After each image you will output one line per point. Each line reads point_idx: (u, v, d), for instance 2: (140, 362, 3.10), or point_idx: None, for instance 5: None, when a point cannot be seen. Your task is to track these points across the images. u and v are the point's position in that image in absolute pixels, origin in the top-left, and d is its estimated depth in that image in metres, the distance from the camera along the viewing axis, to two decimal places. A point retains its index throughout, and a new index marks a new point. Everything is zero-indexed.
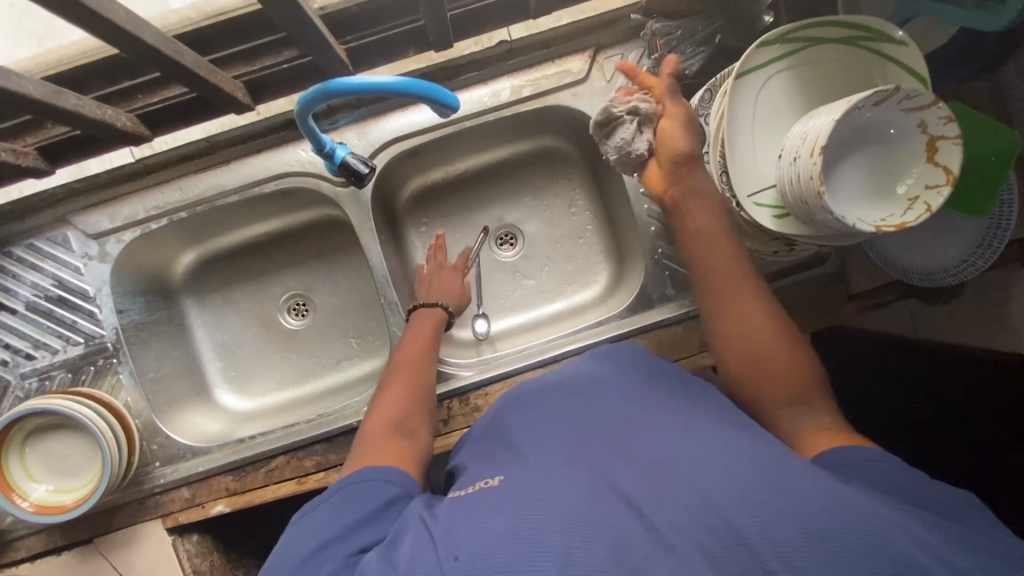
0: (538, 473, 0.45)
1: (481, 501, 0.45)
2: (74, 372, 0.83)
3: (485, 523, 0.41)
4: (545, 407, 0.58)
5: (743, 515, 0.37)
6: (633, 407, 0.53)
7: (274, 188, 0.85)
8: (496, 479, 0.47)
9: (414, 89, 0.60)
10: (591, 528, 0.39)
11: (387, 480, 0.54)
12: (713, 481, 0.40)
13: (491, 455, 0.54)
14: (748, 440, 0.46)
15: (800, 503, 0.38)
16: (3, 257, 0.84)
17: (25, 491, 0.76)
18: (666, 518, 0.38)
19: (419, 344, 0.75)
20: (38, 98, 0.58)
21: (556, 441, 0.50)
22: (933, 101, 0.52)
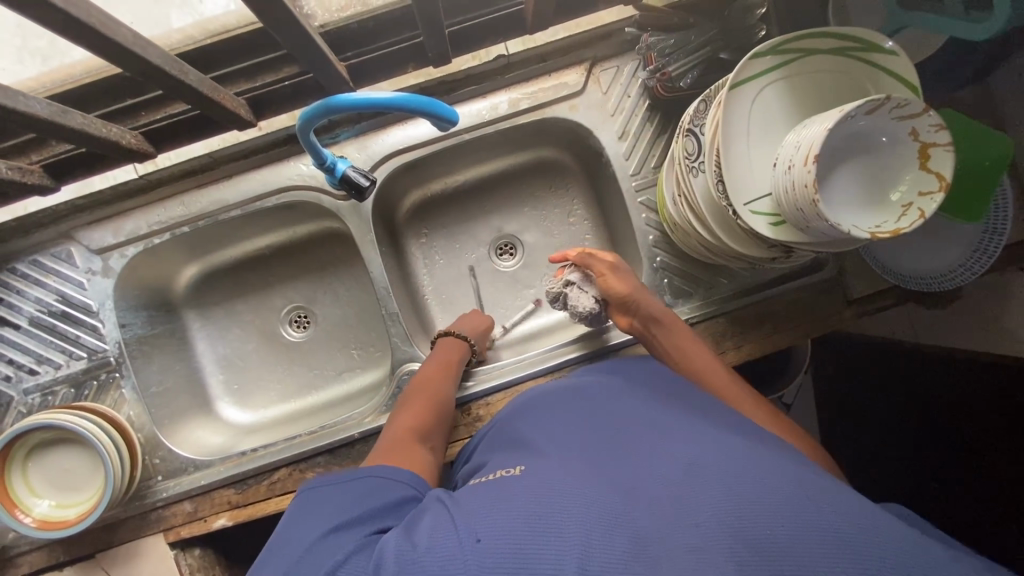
0: (562, 470, 0.45)
1: (505, 488, 0.45)
2: (76, 387, 0.84)
3: (506, 510, 0.41)
4: (567, 414, 0.58)
5: (771, 521, 0.37)
6: (655, 416, 0.53)
7: (276, 202, 0.86)
8: (518, 468, 0.48)
9: (414, 104, 0.61)
10: (613, 525, 0.38)
11: (403, 480, 0.55)
12: (741, 487, 0.39)
13: (510, 456, 0.54)
14: (777, 459, 0.45)
15: (830, 519, 0.37)
16: (7, 273, 0.85)
17: (27, 506, 0.76)
18: (693, 516, 0.38)
19: (439, 366, 0.79)
20: (45, 116, 0.59)
21: (579, 443, 0.50)
22: (924, 109, 0.53)
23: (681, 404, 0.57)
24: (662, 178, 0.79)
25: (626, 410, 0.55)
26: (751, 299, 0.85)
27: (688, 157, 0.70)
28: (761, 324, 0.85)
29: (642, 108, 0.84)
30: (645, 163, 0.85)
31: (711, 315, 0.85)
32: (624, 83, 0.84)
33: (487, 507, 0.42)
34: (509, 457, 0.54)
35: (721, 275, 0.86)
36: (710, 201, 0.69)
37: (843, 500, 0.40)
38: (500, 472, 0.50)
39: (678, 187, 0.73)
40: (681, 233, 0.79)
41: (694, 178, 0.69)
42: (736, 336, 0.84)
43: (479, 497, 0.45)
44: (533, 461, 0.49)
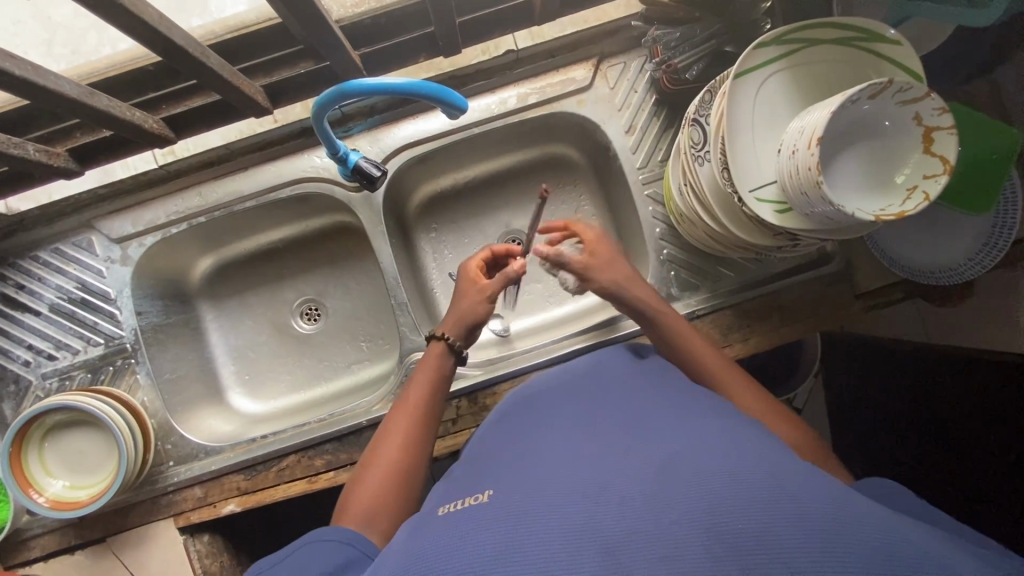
0: (534, 482, 0.43)
1: (471, 516, 0.42)
2: (93, 372, 0.86)
3: (473, 539, 0.39)
4: (556, 412, 0.58)
5: (742, 517, 0.35)
6: (637, 414, 0.52)
7: (290, 193, 0.88)
8: (486, 493, 0.45)
9: (423, 89, 0.63)
10: (583, 531, 0.37)
11: (348, 540, 0.52)
12: (714, 486, 0.38)
13: (496, 458, 0.53)
14: (763, 446, 0.44)
15: (804, 508, 0.35)
16: (30, 260, 0.87)
17: (42, 486, 0.78)
18: (664, 521, 0.36)
19: (412, 395, 0.68)
20: (73, 97, 0.62)
21: (558, 448, 0.49)
22: (926, 94, 0.53)
23: (659, 399, 0.54)
24: (668, 170, 0.80)
25: (608, 412, 0.54)
26: (757, 291, 0.85)
27: (694, 147, 0.71)
28: (768, 317, 0.85)
29: (649, 102, 0.85)
30: (652, 156, 0.86)
31: (718, 307, 0.85)
32: (631, 79, 0.86)
33: (455, 536, 0.40)
34: (487, 466, 0.52)
35: (726, 268, 0.87)
36: (716, 189, 0.70)
37: (830, 486, 0.39)
38: (466, 498, 0.46)
39: (685, 176, 0.74)
40: (687, 224, 0.80)
41: (700, 167, 0.70)
42: (743, 329, 0.85)
43: (444, 525, 0.43)
44: (504, 478, 0.47)
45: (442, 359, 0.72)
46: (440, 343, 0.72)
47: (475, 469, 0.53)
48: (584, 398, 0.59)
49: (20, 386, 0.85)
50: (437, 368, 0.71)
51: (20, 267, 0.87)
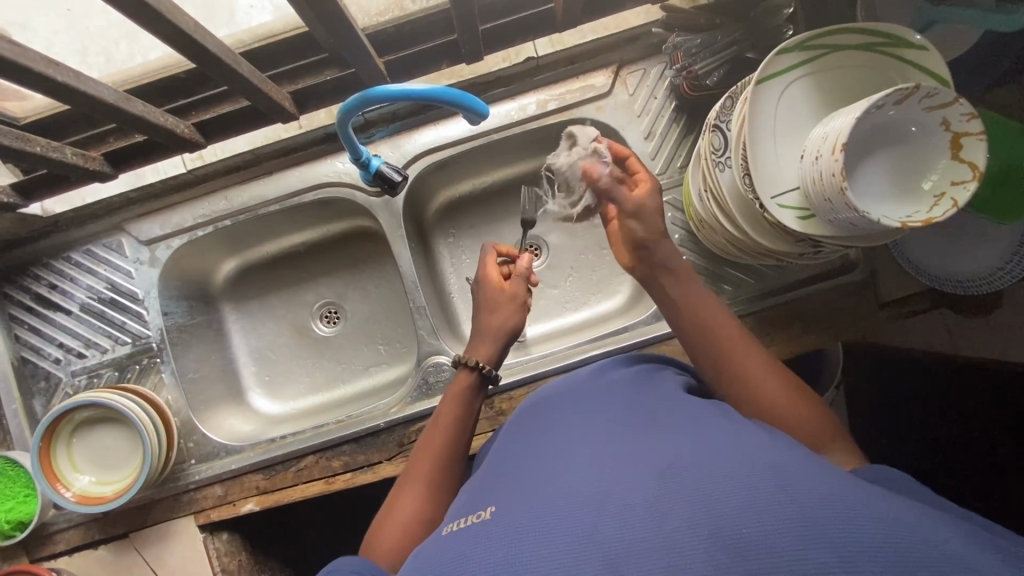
0: (536, 494, 0.43)
1: (470, 537, 0.41)
2: (120, 370, 0.88)
3: (478, 555, 0.39)
4: (565, 415, 0.57)
5: (748, 521, 0.35)
6: (641, 417, 0.51)
7: (313, 198, 0.90)
8: (489, 510, 0.44)
9: (447, 95, 0.64)
10: (586, 542, 0.37)
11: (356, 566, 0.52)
12: (718, 492, 0.37)
13: (503, 468, 0.52)
14: (776, 449, 0.43)
15: (811, 509, 0.35)
16: (62, 261, 0.90)
17: (69, 481, 0.80)
18: (665, 532, 0.35)
19: (438, 431, 0.68)
20: (111, 101, 0.64)
21: (562, 454, 0.48)
22: (955, 98, 0.52)
23: (659, 403, 0.53)
24: (688, 176, 0.80)
25: (611, 415, 0.53)
26: (777, 299, 0.84)
27: (714, 152, 0.71)
28: (789, 325, 0.84)
29: (669, 108, 0.86)
30: (672, 162, 0.86)
31: (738, 315, 0.84)
32: (650, 86, 0.86)
33: (456, 555, 0.40)
34: (493, 478, 0.51)
35: (745, 275, 0.86)
36: (738, 195, 0.69)
37: (839, 481, 0.38)
38: (467, 516, 0.46)
39: (705, 183, 0.74)
40: (706, 229, 0.79)
41: (720, 172, 0.70)
42: (764, 336, 0.83)
43: (446, 544, 0.43)
44: (505, 492, 0.46)
45: (467, 391, 0.71)
46: (466, 373, 0.72)
47: (480, 481, 0.53)
48: (584, 404, 0.58)
49: (50, 383, 0.88)
50: (462, 404, 0.70)
51: (52, 267, 0.90)
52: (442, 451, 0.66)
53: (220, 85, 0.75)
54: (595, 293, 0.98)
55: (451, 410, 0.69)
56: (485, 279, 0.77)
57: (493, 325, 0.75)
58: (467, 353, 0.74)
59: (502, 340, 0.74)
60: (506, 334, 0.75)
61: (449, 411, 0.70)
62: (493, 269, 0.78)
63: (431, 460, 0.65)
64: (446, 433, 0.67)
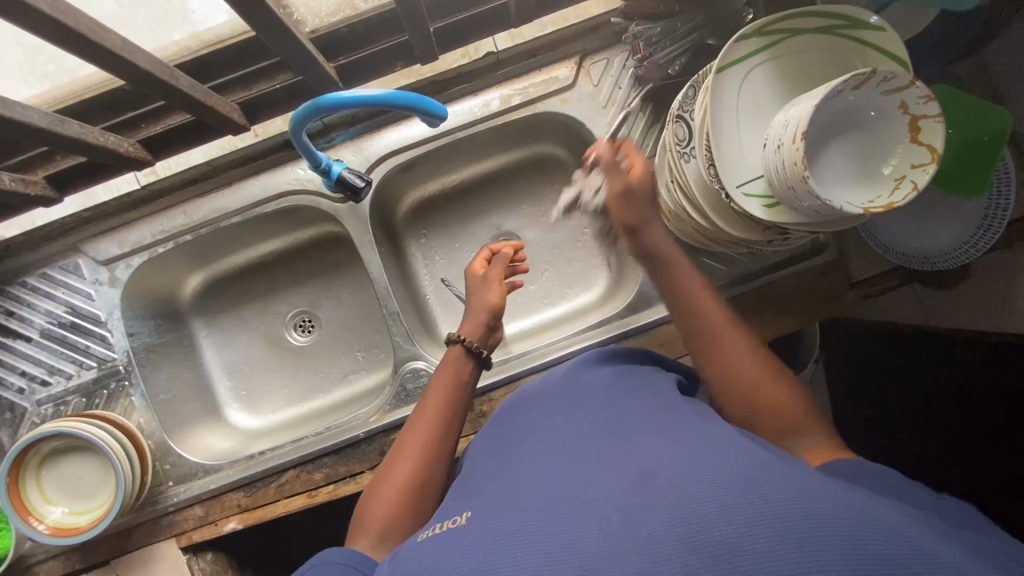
0: (516, 502, 0.43)
1: (447, 543, 0.42)
2: (88, 396, 0.86)
3: (452, 565, 0.39)
4: (545, 417, 0.57)
5: (721, 523, 0.34)
6: (616, 420, 0.51)
7: (276, 207, 0.87)
8: (465, 516, 0.44)
9: (400, 100, 0.62)
10: (562, 552, 0.36)
11: (348, 562, 0.50)
12: (691, 495, 0.37)
13: (483, 474, 0.52)
14: (755, 452, 0.42)
15: (783, 511, 0.34)
16: (18, 287, 0.87)
17: (41, 514, 0.78)
18: (640, 539, 0.35)
19: (432, 401, 0.67)
20: (43, 126, 0.61)
21: (542, 461, 0.48)
22: (911, 82, 0.52)
23: (634, 402, 0.53)
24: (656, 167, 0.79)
25: (591, 416, 0.53)
26: (751, 285, 0.85)
27: (679, 143, 0.70)
28: (763, 310, 0.84)
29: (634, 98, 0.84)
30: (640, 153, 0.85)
31: None
32: (614, 75, 0.85)
33: (430, 565, 0.40)
34: (471, 485, 0.51)
35: (719, 262, 0.85)
36: (704, 184, 0.69)
37: (814, 482, 0.38)
38: (445, 522, 0.46)
39: (671, 174, 0.73)
40: (676, 220, 0.79)
41: (686, 163, 0.69)
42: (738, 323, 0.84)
43: (426, 550, 0.42)
44: (485, 499, 0.46)
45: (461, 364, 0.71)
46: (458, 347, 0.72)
47: (457, 489, 0.52)
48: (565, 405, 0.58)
49: (16, 413, 0.85)
50: (458, 370, 0.71)
51: (8, 294, 0.87)
52: (434, 422, 0.65)
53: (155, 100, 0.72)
54: (572, 286, 0.97)
55: (449, 377, 0.70)
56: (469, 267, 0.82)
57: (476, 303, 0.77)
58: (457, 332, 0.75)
59: (485, 318, 0.75)
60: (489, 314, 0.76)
61: (445, 376, 0.70)
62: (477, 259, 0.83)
63: (426, 420, 0.65)
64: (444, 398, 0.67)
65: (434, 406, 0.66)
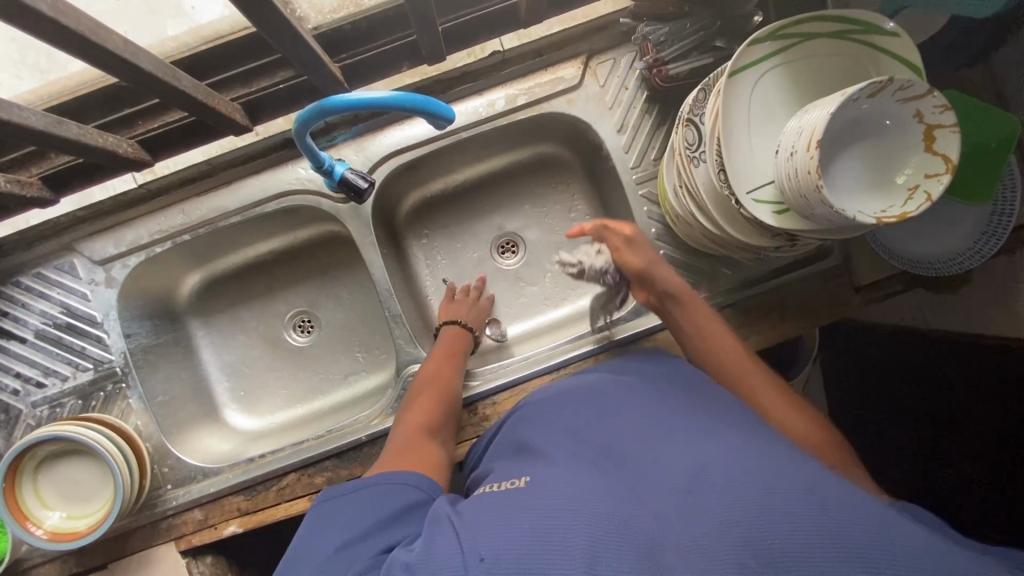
0: (572, 476, 0.44)
1: (506, 500, 0.44)
2: (84, 399, 0.84)
3: (509, 524, 0.40)
4: (586, 404, 0.58)
5: (780, 531, 0.35)
6: (665, 411, 0.51)
7: (276, 207, 0.86)
8: (523, 480, 0.46)
9: (407, 102, 0.60)
10: (617, 527, 0.37)
11: (415, 484, 0.53)
12: (752, 496, 0.37)
13: (528, 452, 0.53)
14: (803, 462, 0.42)
15: (845, 527, 0.35)
16: (11, 287, 0.85)
17: (39, 518, 0.77)
18: (698, 531, 0.36)
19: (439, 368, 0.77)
20: (39, 127, 0.59)
21: (594, 443, 0.49)
22: (928, 91, 0.51)
23: (691, 399, 0.54)
24: (663, 169, 0.78)
25: (640, 404, 0.54)
26: (756, 289, 0.84)
27: (688, 147, 0.69)
28: (768, 314, 0.84)
29: (641, 100, 0.83)
30: (645, 155, 0.84)
31: (718, 307, 0.84)
32: (621, 76, 0.84)
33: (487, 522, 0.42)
34: (517, 463, 0.52)
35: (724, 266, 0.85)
36: (713, 189, 0.68)
37: (871, 509, 0.38)
38: (502, 482, 0.48)
39: (680, 178, 0.72)
40: (682, 224, 0.78)
41: (695, 168, 0.69)
42: (743, 327, 0.83)
43: (477, 512, 0.43)
44: (540, 470, 0.47)
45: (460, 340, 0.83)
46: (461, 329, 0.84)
47: (498, 470, 0.54)
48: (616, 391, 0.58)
49: (9, 415, 0.84)
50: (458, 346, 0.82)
51: (1, 293, 0.85)
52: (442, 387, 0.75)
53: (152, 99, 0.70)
54: (574, 288, 0.97)
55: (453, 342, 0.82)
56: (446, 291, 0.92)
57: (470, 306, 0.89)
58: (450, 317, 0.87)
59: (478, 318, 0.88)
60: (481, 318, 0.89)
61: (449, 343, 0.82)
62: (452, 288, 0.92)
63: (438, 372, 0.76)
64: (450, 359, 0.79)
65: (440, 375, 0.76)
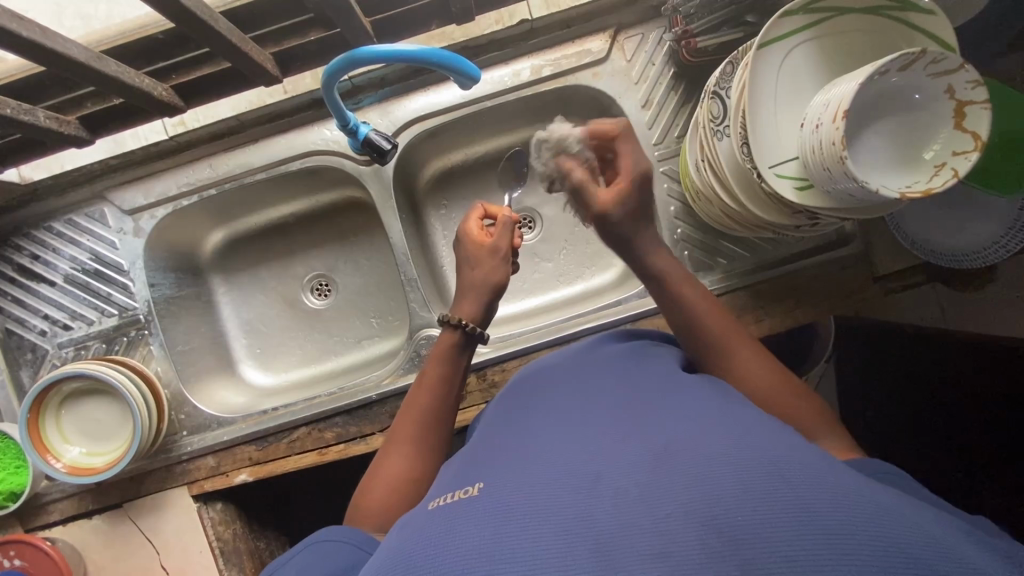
0: (526, 473, 0.43)
1: (457, 514, 0.41)
2: (108, 342, 0.87)
3: (461, 534, 0.39)
4: (554, 391, 0.57)
5: (739, 508, 0.35)
6: (631, 396, 0.51)
7: (301, 166, 0.87)
8: (477, 487, 0.44)
9: (436, 57, 0.61)
10: (568, 524, 0.37)
11: (355, 543, 0.53)
12: (709, 477, 0.37)
13: (494, 440, 0.53)
14: (792, 436, 0.42)
15: (803, 496, 0.35)
16: (44, 231, 0.88)
17: (59, 452, 0.80)
18: (655, 515, 0.36)
19: (423, 391, 0.67)
20: (81, 60, 0.61)
21: (548, 434, 0.48)
22: (960, 65, 0.51)
23: (648, 382, 0.53)
24: (686, 146, 0.78)
25: (604, 392, 0.53)
26: (773, 272, 0.84)
27: (713, 120, 0.69)
28: (782, 298, 0.83)
29: (667, 76, 0.83)
30: (669, 132, 0.84)
31: (732, 288, 0.84)
32: (648, 51, 0.83)
33: (439, 536, 0.40)
34: (483, 451, 0.51)
35: (741, 248, 0.85)
36: (735, 164, 0.67)
37: (837, 470, 0.38)
38: (457, 491, 0.45)
39: (702, 151, 0.72)
40: (703, 201, 0.78)
41: (719, 141, 0.68)
42: (757, 309, 0.83)
43: (432, 523, 0.42)
44: (493, 469, 0.46)
45: (452, 350, 0.69)
46: (450, 332, 0.69)
47: (458, 463, 0.53)
48: (572, 383, 0.57)
49: (37, 354, 0.87)
50: (449, 359, 0.69)
51: (34, 237, 0.88)
52: (426, 415, 0.65)
53: (201, 47, 0.72)
54: (589, 266, 0.97)
55: (437, 369, 0.68)
56: (466, 231, 0.75)
57: (475, 282, 0.72)
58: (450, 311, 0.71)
59: (484, 298, 0.71)
60: (492, 285, 0.72)
61: (432, 370, 0.68)
62: (474, 222, 0.76)
63: (413, 420, 0.65)
64: (431, 396, 0.66)
65: (421, 406, 0.66)
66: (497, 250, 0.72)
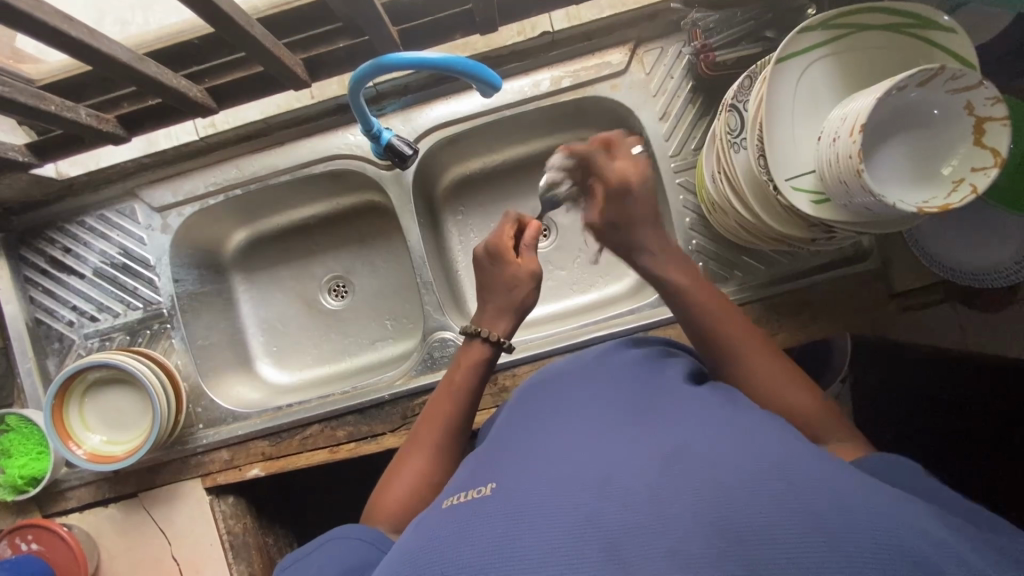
0: (535, 475, 0.43)
1: (472, 512, 0.42)
2: (132, 334, 0.90)
3: (473, 533, 0.40)
4: (567, 394, 0.58)
5: (748, 510, 0.35)
6: (644, 402, 0.51)
7: (324, 169, 0.90)
8: (489, 487, 0.45)
9: (460, 65, 0.63)
10: (579, 523, 0.37)
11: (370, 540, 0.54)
12: (718, 479, 0.37)
13: (507, 441, 0.53)
14: (803, 444, 0.42)
15: (810, 501, 0.35)
16: (76, 226, 0.91)
17: (81, 439, 0.82)
18: (665, 514, 0.36)
19: (447, 396, 0.68)
20: (124, 61, 0.64)
21: (560, 436, 0.49)
22: (979, 82, 0.51)
23: (660, 389, 0.53)
24: (703, 158, 0.79)
25: (617, 397, 0.54)
26: (788, 286, 0.83)
27: (730, 133, 0.70)
28: (798, 312, 0.83)
29: (685, 89, 0.84)
30: (686, 144, 0.85)
31: (747, 300, 0.84)
32: (667, 65, 0.85)
33: (452, 535, 0.40)
34: (496, 452, 0.52)
35: (757, 261, 0.85)
36: (752, 177, 0.68)
37: (847, 477, 0.38)
38: (470, 490, 0.46)
39: (719, 164, 0.73)
40: (719, 212, 0.78)
41: (735, 154, 0.69)
42: (772, 323, 0.83)
43: (444, 522, 0.43)
44: (506, 469, 0.47)
45: (481, 361, 0.70)
46: (481, 345, 0.71)
47: (470, 464, 0.53)
48: (584, 388, 0.58)
49: (64, 344, 0.90)
50: (476, 369, 0.70)
51: (67, 231, 0.91)
52: (449, 421, 0.66)
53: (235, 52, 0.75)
54: (602, 275, 0.98)
55: (464, 377, 0.69)
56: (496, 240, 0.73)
57: (507, 299, 0.72)
58: (479, 324, 0.73)
59: (514, 315, 0.72)
60: (522, 304, 0.73)
61: (459, 378, 0.69)
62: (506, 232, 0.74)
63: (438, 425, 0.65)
64: (455, 402, 0.67)
65: (445, 412, 0.66)
66: (531, 270, 0.73)
